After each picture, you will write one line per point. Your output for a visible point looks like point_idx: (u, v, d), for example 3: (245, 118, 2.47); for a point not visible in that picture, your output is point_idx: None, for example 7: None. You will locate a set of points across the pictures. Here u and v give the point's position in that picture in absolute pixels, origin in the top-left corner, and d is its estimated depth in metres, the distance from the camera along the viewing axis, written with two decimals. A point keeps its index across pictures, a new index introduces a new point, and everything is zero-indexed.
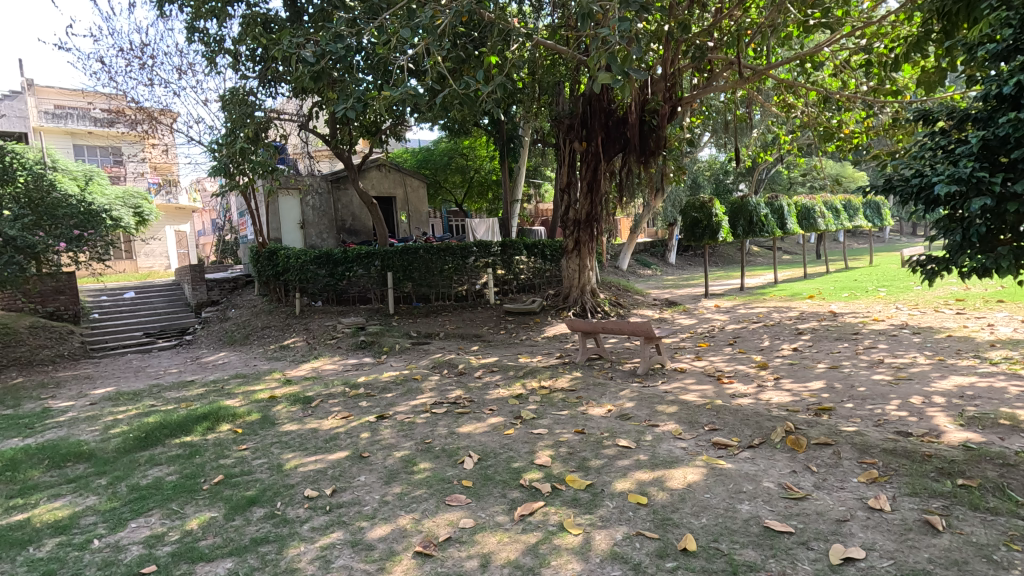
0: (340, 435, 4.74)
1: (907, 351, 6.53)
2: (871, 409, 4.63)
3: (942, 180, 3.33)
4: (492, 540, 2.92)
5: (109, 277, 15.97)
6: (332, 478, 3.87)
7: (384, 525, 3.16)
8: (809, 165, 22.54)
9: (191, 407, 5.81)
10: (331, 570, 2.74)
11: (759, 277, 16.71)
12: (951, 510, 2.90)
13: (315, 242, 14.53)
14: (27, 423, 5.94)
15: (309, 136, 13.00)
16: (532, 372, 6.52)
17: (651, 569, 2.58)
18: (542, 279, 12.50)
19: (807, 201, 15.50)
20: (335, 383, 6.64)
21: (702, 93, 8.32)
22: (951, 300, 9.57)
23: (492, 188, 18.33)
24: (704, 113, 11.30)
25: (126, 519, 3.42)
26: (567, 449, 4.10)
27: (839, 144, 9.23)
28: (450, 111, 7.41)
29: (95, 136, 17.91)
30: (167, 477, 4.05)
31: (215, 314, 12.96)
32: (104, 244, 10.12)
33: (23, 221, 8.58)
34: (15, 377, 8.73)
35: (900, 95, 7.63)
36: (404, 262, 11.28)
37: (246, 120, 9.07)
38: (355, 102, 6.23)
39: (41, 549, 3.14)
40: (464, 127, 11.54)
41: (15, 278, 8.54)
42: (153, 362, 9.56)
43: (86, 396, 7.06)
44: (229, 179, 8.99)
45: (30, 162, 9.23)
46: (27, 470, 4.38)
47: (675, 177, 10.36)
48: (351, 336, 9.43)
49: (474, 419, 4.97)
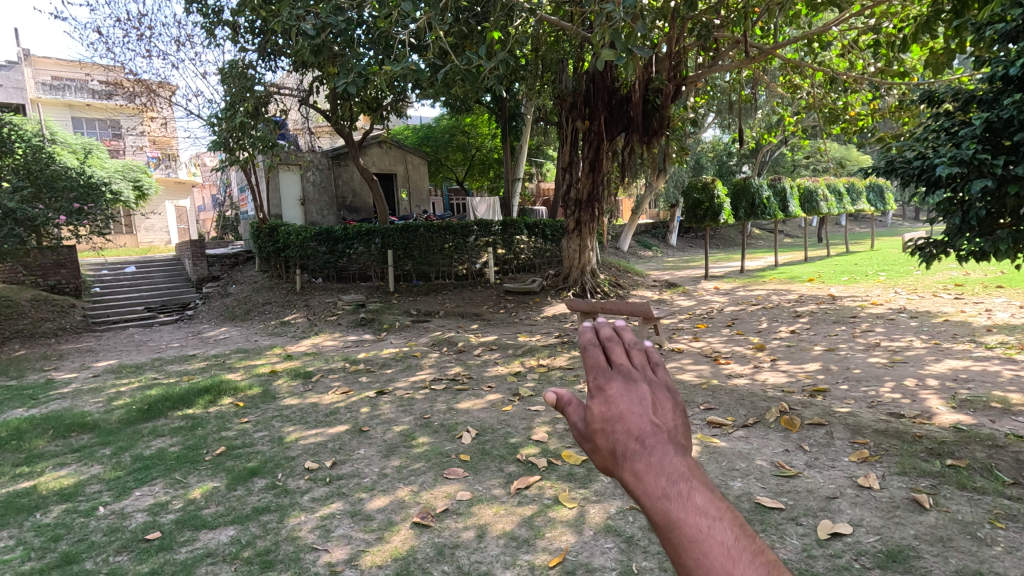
0: (340, 410, 4.81)
1: (903, 334, 6.58)
2: (866, 391, 4.69)
3: (944, 162, 3.33)
4: (488, 512, 2.99)
5: (110, 250, 15.98)
6: (332, 450, 3.94)
7: (383, 497, 3.23)
8: (813, 147, 22.32)
9: (193, 381, 5.90)
10: (331, 538, 2.81)
11: (759, 260, 16.73)
12: (939, 488, 2.96)
13: (316, 219, 14.55)
14: (31, 393, 6.02)
15: (310, 111, 12.84)
16: (531, 351, 6.58)
17: (642, 542, 2.64)
18: (542, 259, 12.47)
19: (810, 183, 15.40)
20: (335, 358, 6.71)
21: (707, 72, 8.24)
22: (950, 284, 9.59)
23: (494, 166, 18.18)
24: (709, 92, 11.12)
25: (130, 487, 3.50)
26: (563, 426, 4.16)
27: (844, 126, 9.11)
28: (453, 88, 7.32)
29: (93, 108, 17.74)
30: (170, 448, 4.13)
31: (216, 289, 12.98)
32: (104, 217, 10.18)
33: (22, 193, 8.49)
34: (18, 349, 8.81)
35: (907, 77, 7.51)
36: (405, 239, 11.28)
37: (246, 94, 8.97)
38: (357, 77, 6.19)
39: (47, 516, 3.21)
40: (466, 105, 11.38)
41: (16, 251, 8.52)
42: (155, 336, 9.63)
43: (89, 369, 7.14)
44: (228, 154, 8.93)
45: (28, 134, 9.05)
46: (32, 439, 4.45)
47: (679, 157, 10.24)
48: (352, 313, 9.48)
49: (472, 395, 5.03)
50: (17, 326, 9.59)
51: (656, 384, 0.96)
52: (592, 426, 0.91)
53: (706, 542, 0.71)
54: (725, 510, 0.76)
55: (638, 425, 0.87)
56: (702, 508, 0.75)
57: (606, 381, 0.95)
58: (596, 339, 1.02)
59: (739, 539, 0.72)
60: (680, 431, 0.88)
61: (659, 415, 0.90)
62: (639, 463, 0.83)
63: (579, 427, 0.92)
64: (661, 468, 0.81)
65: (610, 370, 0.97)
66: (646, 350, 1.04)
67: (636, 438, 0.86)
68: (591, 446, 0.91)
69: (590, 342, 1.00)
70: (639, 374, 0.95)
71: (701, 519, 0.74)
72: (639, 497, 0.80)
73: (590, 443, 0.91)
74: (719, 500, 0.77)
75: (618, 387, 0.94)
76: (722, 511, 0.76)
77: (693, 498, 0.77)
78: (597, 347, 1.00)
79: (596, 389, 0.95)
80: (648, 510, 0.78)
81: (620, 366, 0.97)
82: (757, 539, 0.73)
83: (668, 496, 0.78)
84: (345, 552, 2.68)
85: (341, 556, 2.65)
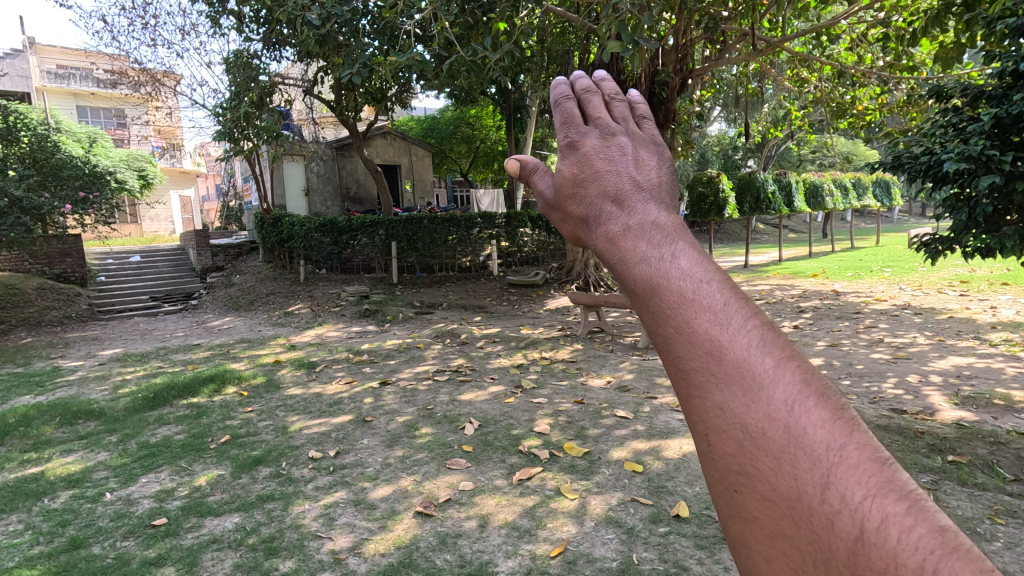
0: (344, 400, 4.84)
1: (906, 331, 6.57)
2: (868, 386, 4.70)
3: (951, 158, 3.32)
4: (490, 503, 3.01)
5: (115, 240, 16.05)
6: (336, 440, 3.97)
7: (386, 486, 3.25)
8: (820, 142, 22.16)
9: (198, 370, 5.94)
10: (334, 527, 2.84)
11: (763, 255, 16.67)
12: (939, 484, 2.97)
13: (320, 210, 14.58)
14: (38, 381, 6.08)
15: (314, 101, 12.81)
16: (534, 343, 6.60)
17: (643, 533, 2.66)
18: (546, 252, 12.52)
19: (816, 178, 15.30)
20: (339, 349, 6.73)
21: (714, 66, 8.18)
22: (955, 281, 9.55)
23: (498, 158, 18.13)
24: (715, 85, 11.03)
25: (136, 474, 3.53)
26: (566, 418, 4.18)
27: (852, 120, 8.95)
28: (457, 79, 7.28)
29: (98, 97, 17.74)
30: (175, 436, 4.16)
31: (220, 279, 13.03)
32: (109, 207, 10.15)
33: (28, 182, 8.55)
34: (24, 337, 8.89)
35: (916, 71, 7.43)
36: (409, 231, 11.26)
37: (250, 83, 8.95)
38: (361, 68, 6.16)
39: (54, 501, 3.25)
40: (471, 96, 11.33)
41: (22, 239, 8.58)
42: (160, 325, 9.68)
43: (95, 357, 7.20)
44: (233, 144, 8.93)
45: (34, 123, 9.10)
46: (40, 426, 4.50)
47: (684, 151, 10.15)
48: (355, 304, 9.51)
49: (475, 387, 5.06)
50: (23, 314, 9.67)
51: (638, 144, 0.93)
52: (570, 192, 0.90)
53: (690, 305, 0.70)
54: (712, 274, 0.74)
55: (619, 188, 0.86)
56: (685, 272, 0.73)
57: (582, 137, 0.93)
58: (575, 96, 1.00)
59: (724, 302, 0.70)
60: (660, 194, 0.86)
61: (641, 176, 0.87)
62: (620, 228, 0.81)
63: (559, 194, 0.92)
64: (643, 231, 0.80)
65: (587, 129, 0.95)
66: (629, 105, 1.02)
67: (611, 201, 0.85)
68: (571, 212, 0.90)
69: (566, 102, 0.99)
70: (618, 135, 0.93)
71: (685, 281, 0.72)
72: (621, 260, 0.79)
73: (569, 208, 0.91)
74: (705, 267, 0.75)
75: (595, 146, 0.92)
76: (708, 274, 0.73)
77: (675, 262, 0.75)
78: (573, 104, 0.98)
79: (571, 147, 0.94)
80: (629, 273, 0.77)
81: (598, 126, 0.94)
82: (741, 301, 0.72)
83: (650, 259, 0.76)
84: (349, 540, 2.71)
85: (345, 544, 2.68)
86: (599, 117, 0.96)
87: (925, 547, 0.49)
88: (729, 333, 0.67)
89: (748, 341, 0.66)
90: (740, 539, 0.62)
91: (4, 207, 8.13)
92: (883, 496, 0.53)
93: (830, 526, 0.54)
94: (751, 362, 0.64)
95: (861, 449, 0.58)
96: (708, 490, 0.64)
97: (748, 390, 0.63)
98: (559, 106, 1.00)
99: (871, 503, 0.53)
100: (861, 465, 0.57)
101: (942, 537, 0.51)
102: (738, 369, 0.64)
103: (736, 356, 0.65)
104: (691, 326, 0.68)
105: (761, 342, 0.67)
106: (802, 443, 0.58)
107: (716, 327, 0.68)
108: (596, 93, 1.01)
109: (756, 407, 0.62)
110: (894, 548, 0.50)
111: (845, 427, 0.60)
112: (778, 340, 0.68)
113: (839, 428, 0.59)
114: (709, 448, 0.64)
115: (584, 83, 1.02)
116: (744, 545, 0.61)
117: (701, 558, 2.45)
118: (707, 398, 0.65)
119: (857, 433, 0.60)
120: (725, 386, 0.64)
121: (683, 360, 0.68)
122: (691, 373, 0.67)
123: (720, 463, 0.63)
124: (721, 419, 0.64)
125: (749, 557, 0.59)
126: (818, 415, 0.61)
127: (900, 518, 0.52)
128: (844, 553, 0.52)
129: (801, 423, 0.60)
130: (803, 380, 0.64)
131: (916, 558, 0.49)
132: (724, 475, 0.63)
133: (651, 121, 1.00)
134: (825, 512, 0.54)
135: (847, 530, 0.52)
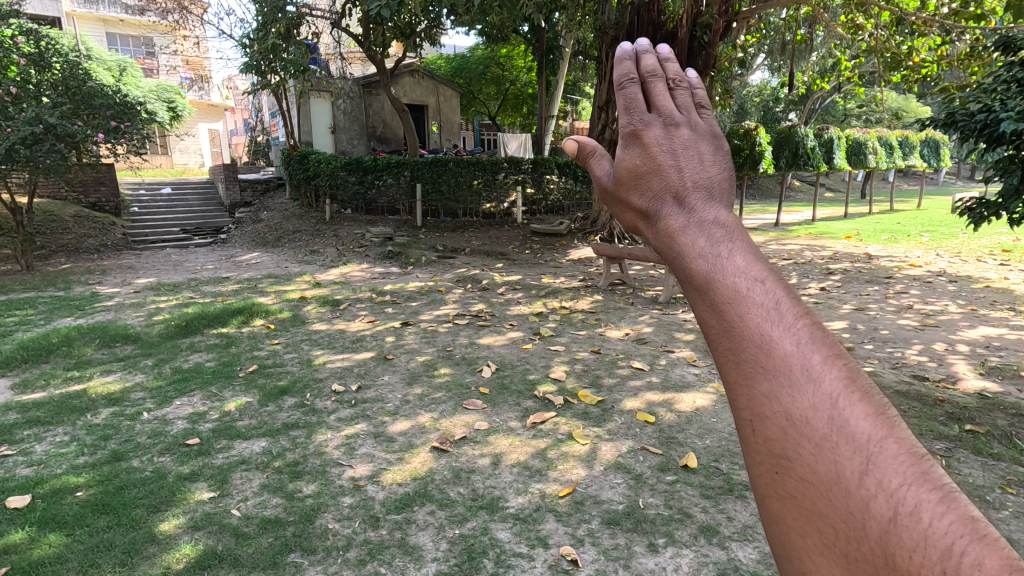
0: (366, 338, 4.98)
1: (939, 298, 6.39)
2: (891, 352, 4.63)
3: (1011, 116, 3.16)
4: (503, 442, 3.12)
5: (146, 170, 16.30)
6: (357, 374, 4.13)
7: (405, 421, 3.39)
8: (869, 96, 20.91)
9: (227, 302, 6.14)
10: (355, 456, 2.98)
11: (796, 214, 16.07)
12: (953, 452, 2.95)
13: (346, 148, 14.56)
14: (77, 304, 6.37)
15: (342, 34, 12.22)
16: (554, 292, 6.63)
17: (651, 480, 2.73)
18: (571, 202, 12.24)
19: (861, 134, 14.39)
20: (362, 288, 6.85)
21: (761, 9, 7.62)
22: (997, 250, 9.15)
23: (528, 102, 17.66)
24: (761, 28, 10.19)
25: (171, 396, 3.74)
26: (581, 366, 4.25)
27: (906, 74, 8.37)
28: (487, 16, 6.92)
29: (126, 24, 17.48)
30: (205, 362, 4.37)
31: (248, 215, 13.17)
32: (139, 137, 9.99)
33: (62, 109, 8.57)
34: (64, 263, 9.25)
35: (983, 20, 6.82)
36: (434, 173, 11.15)
37: (276, 15, 8.75)
38: (391, 0, 5.97)
39: (97, 417, 3.47)
40: (503, 33, 10.84)
41: (58, 166, 8.64)
42: (191, 257, 9.92)
43: (131, 284, 7.46)
44: (260, 78, 8.70)
45: (66, 50, 9.21)
46: (81, 346, 4.76)
47: (721, 101, 9.72)
48: (379, 246, 9.60)
49: (494, 332, 5.15)
50: (63, 240, 10.09)
51: (700, 134, 0.87)
52: (628, 184, 0.86)
53: (745, 302, 0.67)
54: (767, 272, 0.71)
55: (681, 181, 0.82)
56: (741, 269, 0.70)
57: (646, 126, 0.88)
58: (639, 80, 0.94)
59: (777, 300, 0.68)
60: (721, 188, 0.82)
61: (704, 170, 0.83)
62: (679, 223, 0.78)
63: (617, 182, 0.88)
64: (703, 226, 0.76)
65: (651, 115, 0.89)
66: (693, 88, 0.95)
67: (675, 190, 0.81)
68: (629, 203, 0.86)
69: (629, 85, 0.92)
70: (686, 126, 0.87)
71: (740, 279, 0.69)
72: (678, 253, 0.76)
73: (626, 199, 0.87)
74: (760, 264, 0.72)
75: (658, 136, 0.86)
76: (764, 272, 0.70)
77: (731, 259, 0.71)
78: (636, 88, 0.92)
79: (634, 136, 0.88)
80: (686, 266, 0.74)
81: (661, 112, 0.88)
82: (793, 298, 0.69)
83: (707, 254, 0.72)
84: (368, 469, 2.85)
85: (364, 473, 2.82)
86: (666, 106, 0.89)
87: (956, 533, 0.49)
88: (780, 330, 0.65)
89: (797, 338, 0.64)
90: (774, 517, 0.61)
91: (40, 134, 8.16)
92: (920, 486, 0.53)
93: (865, 509, 0.53)
94: (799, 356, 0.63)
95: (901, 442, 0.57)
96: (746, 468, 0.63)
97: (795, 381, 0.62)
98: (622, 89, 0.94)
99: (907, 490, 0.52)
100: (898, 455, 0.56)
101: (972, 525, 0.50)
102: (786, 361, 0.63)
103: (785, 351, 0.63)
104: (743, 321, 0.66)
105: (812, 338, 0.65)
106: (845, 432, 0.57)
107: (768, 322, 0.66)
108: (661, 77, 0.94)
109: (801, 397, 0.61)
110: (924, 530, 0.50)
111: (885, 422, 0.58)
112: (828, 339, 0.66)
113: (881, 426, 0.58)
114: (753, 432, 0.63)
115: (649, 63, 0.96)
116: (780, 523, 0.61)
117: (705, 507, 2.52)
118: (753, 387, 0.64)
119: (898, 429, 0.59)
120: (773, 377, 0.63)
121: (735, 356, 0.66)
122: (739, 363, 0.65)
123: (762, 446, 0.62)
124: (766, 408, 0.62)
125: (786, 538, 0.60)
126: (861, 408, 0.59)
127: (933, 505, 0.51)
128: (876, 533, 0.52)
129: (847, 415, 0.58)
130: (848, 377, 0.62)
131: (945, 541, 0.49)
132: (763, 456, 0.62)
133: (713, 109, 0.93)
134: (861, 496, 0.54)
135: (880, 511, 0.52)
